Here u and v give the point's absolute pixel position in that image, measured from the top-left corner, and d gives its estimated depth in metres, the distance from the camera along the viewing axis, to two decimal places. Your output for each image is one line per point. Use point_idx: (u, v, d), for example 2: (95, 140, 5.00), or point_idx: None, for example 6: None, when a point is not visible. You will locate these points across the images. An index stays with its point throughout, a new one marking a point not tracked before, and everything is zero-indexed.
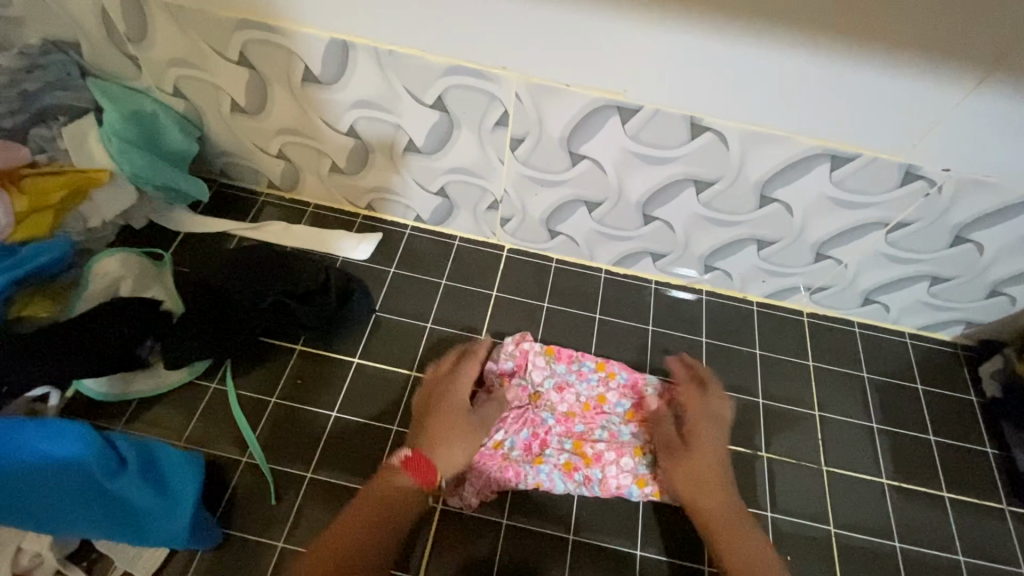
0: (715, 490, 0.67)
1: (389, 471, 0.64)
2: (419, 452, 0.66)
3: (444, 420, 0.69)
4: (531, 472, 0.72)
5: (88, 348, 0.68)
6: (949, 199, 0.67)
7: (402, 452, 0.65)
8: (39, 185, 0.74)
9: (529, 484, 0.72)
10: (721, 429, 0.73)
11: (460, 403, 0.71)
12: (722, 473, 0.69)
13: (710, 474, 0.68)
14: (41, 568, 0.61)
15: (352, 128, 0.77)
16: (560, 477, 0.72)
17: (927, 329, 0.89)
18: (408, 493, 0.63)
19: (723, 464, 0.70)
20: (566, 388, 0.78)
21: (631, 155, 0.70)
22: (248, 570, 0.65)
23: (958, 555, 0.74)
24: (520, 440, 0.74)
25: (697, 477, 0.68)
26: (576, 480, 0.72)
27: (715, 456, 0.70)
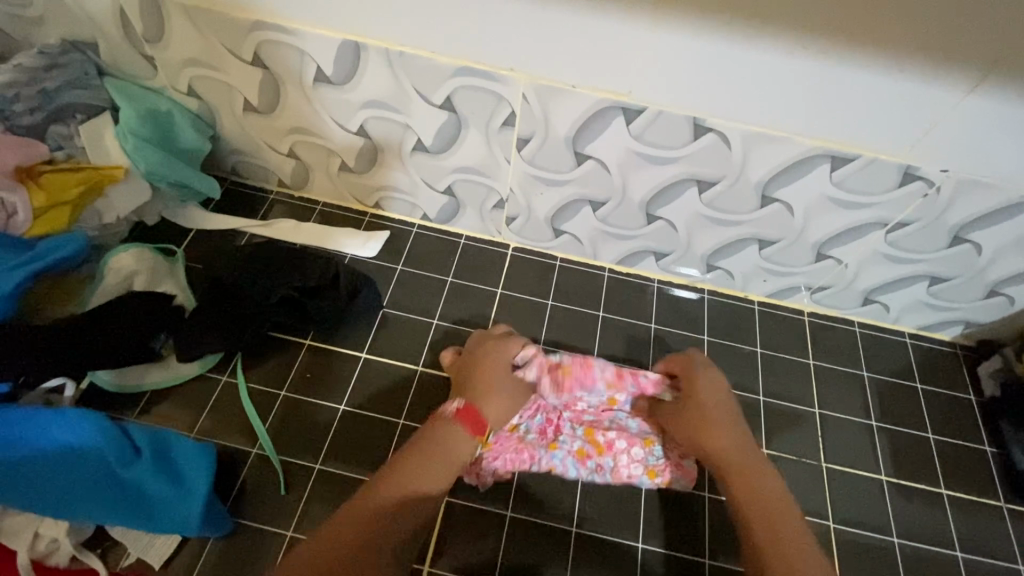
0: (718, 436, 0.66)
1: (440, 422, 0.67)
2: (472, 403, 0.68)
3: (491, 375, 0.71)
4: (545, 457, 0.74)
5: (106, 340, 0.70)
6: (947, 200, 0.68)
7: (455, 403, 0.69)
8: (57, 181, 0.76)
9: (541, 466, 0.74)
10: (720, 378, 0.71)
11: (505, 365, 0.72)
12: (725, 422, 0.67)
13: (707, 420, 0.67)
14: (57, 553, 0.62)
15: (362, 127, 0.79)
16: (573, 463, 0.74)
17: (927, 329, 0.90)
18: (460, 442, 0.66)
19: (724, 413, 0.68)
20: (575, 402, 0.74)
21: (636, 155, 0.71)
22: (258, 558, 0.67)
23: (956, 551, 0.75)
24: (537, 424, 0.74)
25: (694, 428, 0.67)
26: (589, 465, 0.74)
27: (716, 407, 0.68)
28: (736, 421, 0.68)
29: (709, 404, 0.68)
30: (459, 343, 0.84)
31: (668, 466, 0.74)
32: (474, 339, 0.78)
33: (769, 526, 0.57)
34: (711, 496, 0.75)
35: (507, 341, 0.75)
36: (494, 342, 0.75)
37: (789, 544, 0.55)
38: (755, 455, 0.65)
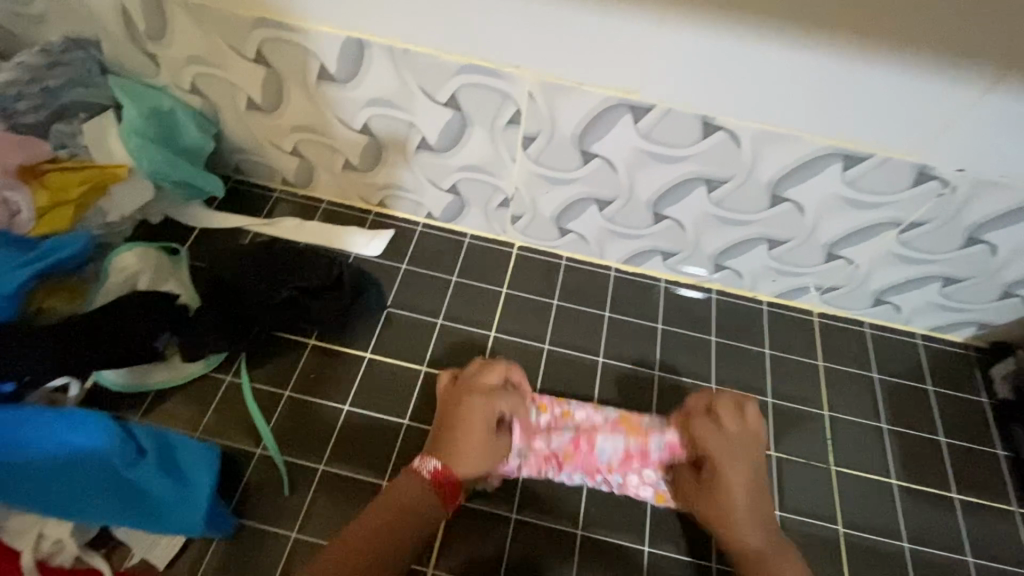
0: (744, 530, 0.63)
1: (414, 480, 0.64)
2: (450, 469, 0.65)
3: (468, 429, 0.67)
4: (555, 475, 0.73)
5: (111, 339, 0.70)
6: (963, 200, 0.67)
7: (433, 463, 0.65)
8: (61, 179, 0.75)
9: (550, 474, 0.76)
10: (753, 460, 0.68)
11: (486, 428, 0.68)
12: (752, 515, 0.64)
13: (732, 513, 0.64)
14: (62, 553, 0.62)
15: (366, 125, 0.78)
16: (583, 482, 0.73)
17: (939, 331, 0.88)
18: (428, 506, 0.63)
19: (751, 502, 0.65)
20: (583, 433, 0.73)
21: (643, 154, 0.70)
22: (261, 560, 0.66)
23: (967, 556, 0.74)
24: (548, 447, 0.73)
25: (721, 521, 0.65)
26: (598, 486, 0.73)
27: (742, 498, 0.65)
28: (762, 510, 0.65)
29: (738, 495, 0.65)
30: (464, 343, 0.83)
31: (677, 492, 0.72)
32: (475, 378, 0.72)
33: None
34: None
35: (498, 398, 0.70)
36: (486, 395, 0.70)
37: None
38: (783, 552, 0.62)
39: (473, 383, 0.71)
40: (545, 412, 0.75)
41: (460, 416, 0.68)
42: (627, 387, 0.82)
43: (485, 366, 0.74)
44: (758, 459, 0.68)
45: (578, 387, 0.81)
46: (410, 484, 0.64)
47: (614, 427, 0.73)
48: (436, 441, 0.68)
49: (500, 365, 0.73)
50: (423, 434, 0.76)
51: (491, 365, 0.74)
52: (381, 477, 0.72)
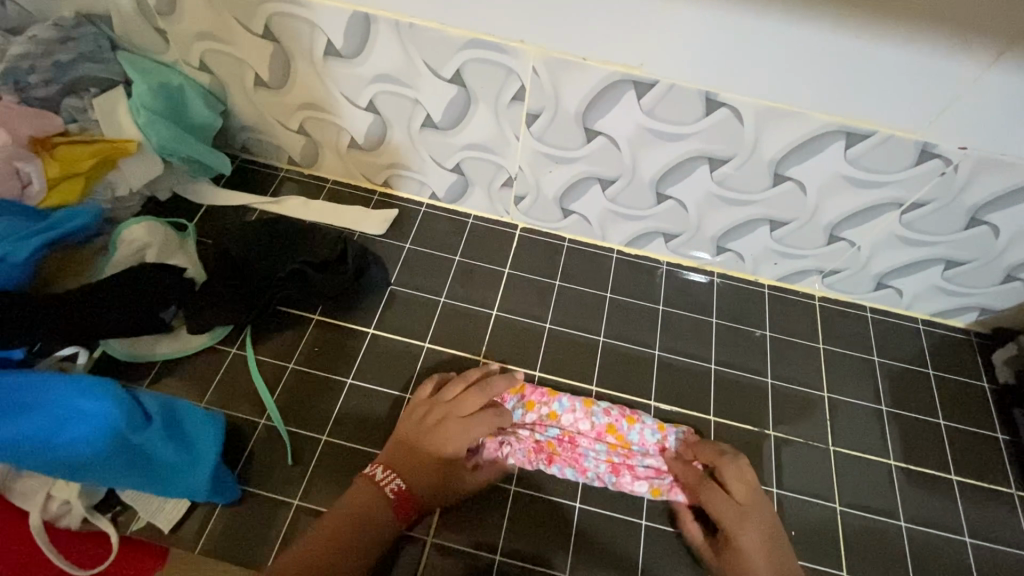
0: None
1: (373, 496, 0.65)
2: (411, 492, 0.66)
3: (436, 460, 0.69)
4: (546, 469, 0.73)
5: (119, 309, 0.72)
6: (965, 179, 0.66)
7: (395, 482, 0.66)
8: (71, 153, 0.77)
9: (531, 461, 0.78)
10: (761, 522, 0.66)
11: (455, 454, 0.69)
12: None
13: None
14: (69, 515, 0.64)
15: (371, 103, 0.78)
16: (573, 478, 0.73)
17: (941, 316, 0.89)
18: (379, 523, 0.63)
19: (766, 566, 0.63)
20: (569, 433, 0.74)
21: (646, 132, 0.71)
22: (265, 526, 0.67)
23: (964, 538, 0.74)
24: (536, 440, 0.73)
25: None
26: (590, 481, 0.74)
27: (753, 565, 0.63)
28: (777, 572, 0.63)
29: (751, 559, 0.64)
30: (466, 321, 0.84)
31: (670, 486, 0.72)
32: (452, 404, 0.72)
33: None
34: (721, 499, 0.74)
35: (474, 428, 0.70)
36: (465, 422, 0.70)
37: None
38: None
39: (451, 406, 0.72)
40: (532, 410, 0.76)
41: (434, 437, 0.69)
42: (627, 366, 0.83)
43: (467, 390, 0.73)
44: (768, 514, 0.67)
45: (578, 365, 0.82)
46: (368, 500, 0.64)
47: (601, 432, 0.75)
48: (400, 456, 0.68)
49: (478, 391, 0.73)
50: None
51: (470, 391, 0.73)
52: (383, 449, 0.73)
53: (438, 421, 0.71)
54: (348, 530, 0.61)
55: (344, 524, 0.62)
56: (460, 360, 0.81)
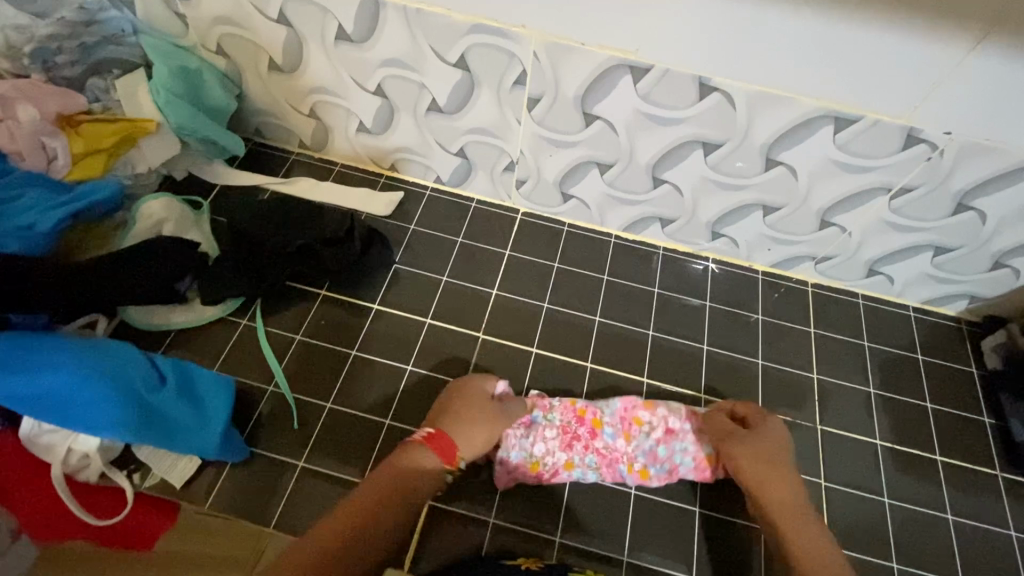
0: (775, 486, 0.65)
1: (410, 446, 0.64)
2: (444, 435, 0.65)
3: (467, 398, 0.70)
4: (572, 406, 0.75)
5: (137, 279, 0.75)
6: (952, 164, 0.68)
7: (426, 431, 0.65)
8: (94, 130, 0.80)
9: (575, 471, 0.73)
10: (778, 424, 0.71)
11: (474, 397, 0.70)
12: (779, 462, 0.67)
13: (767, 465, 0.66)
14: (87, 469, 0.67)
15: (380, 87, 0.82)
16: (609, 419, 0.74)
17: (931, 304, 0.90)
18: (425, 472, 0.62)
19: (782, 454, 0.68)
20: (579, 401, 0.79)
21: (643, 116, 0.73)
22: (272, 486, 0.71)
23: (946, 515, 0.76)
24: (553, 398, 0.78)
25: (752, 469, 0.66)
26: (624, 424, 0.74)
27: (772, 460, 0.67)
28: (792, 470, 0.67)
29: (767, 449, 0.68)
30: (467, 299, 0.88)
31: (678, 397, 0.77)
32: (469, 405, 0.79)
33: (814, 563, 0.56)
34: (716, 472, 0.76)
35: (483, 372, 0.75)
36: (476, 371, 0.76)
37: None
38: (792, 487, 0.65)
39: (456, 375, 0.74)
40: None
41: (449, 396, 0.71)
42: (621, 345, 0.85)
43: None
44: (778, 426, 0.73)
45: (575, 344, 0.85)
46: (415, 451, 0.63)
47: None
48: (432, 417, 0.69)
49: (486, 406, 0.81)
50: (424, 378, 0.80)
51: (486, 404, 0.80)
52: (385, 417, 0.77)
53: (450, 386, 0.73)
54: (396, 480, 0.60)
55: (392, 473, 0.60)
56: (460, 336, 0.84)
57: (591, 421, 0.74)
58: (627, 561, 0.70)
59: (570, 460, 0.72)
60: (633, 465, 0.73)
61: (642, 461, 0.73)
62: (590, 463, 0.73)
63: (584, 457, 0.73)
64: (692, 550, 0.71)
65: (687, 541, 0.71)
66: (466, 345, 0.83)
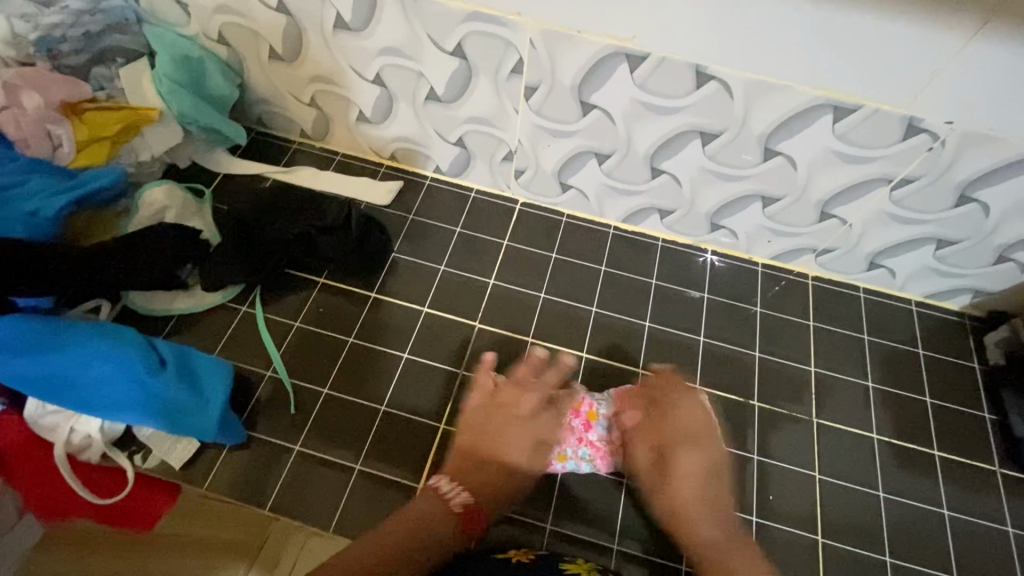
0: (696, 529, 0.65)
1: (438, 507, 0.64)
2: (477, 504, 0.66)
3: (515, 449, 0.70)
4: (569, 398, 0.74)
5: (139, 263, 0.77)
6: (953, 154, 0.67)
7: (461, 496, 0.65)
8: (98, 118, 0.81)
9: (565, 464, 0.72)
10: (693, 450, 0.69)
11: (516, 449, 0.70)
12: (693, 501, 0.66)
13: (681, 517, 0.66)
14: (90, 450, 0.69)
15: (378, 76, 0.82)
16: (603, 411, 0.73)
17: (934, 298, 0.89)
18: (447, 535, 0.63)
19: (693, 491, 0.67)
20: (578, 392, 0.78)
21: (640, 105, 0.73)
22: (268, 469, 0.72)
23: (942, 509, 0.76)
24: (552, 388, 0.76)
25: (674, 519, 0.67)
26: (622, 416, 0.73)
27: (689, 493, 0.67)
28: (713, 496, 0.67)
29: (682, 489, 0.67)
30: (464, 288, 0.88)
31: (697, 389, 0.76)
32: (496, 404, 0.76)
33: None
34: None
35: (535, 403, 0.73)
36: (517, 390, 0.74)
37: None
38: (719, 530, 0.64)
39: (506, 412, 0.72)
40: None
41: (496, 442, 0.70)
42: (617, 335, 0.86)
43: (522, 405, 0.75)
44: (710, 437, 0.70)
45: (570, 333, 0.85)
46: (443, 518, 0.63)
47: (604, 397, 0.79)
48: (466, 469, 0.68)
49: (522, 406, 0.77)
50: (420, 366, 0.81)
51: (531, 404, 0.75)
52: (381, 403, 0.77)
53: (497, 427, 0.71)
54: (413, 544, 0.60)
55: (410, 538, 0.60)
56: (456, 324, 0.85)
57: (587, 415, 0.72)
58: (617, 548, 0.70)
59: (562, 451, 0.71)
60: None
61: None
62: (583, 455, 0.72)
63: (577, 449, 0.71)
64: None
65: None
66: (462, 334, 0.84)
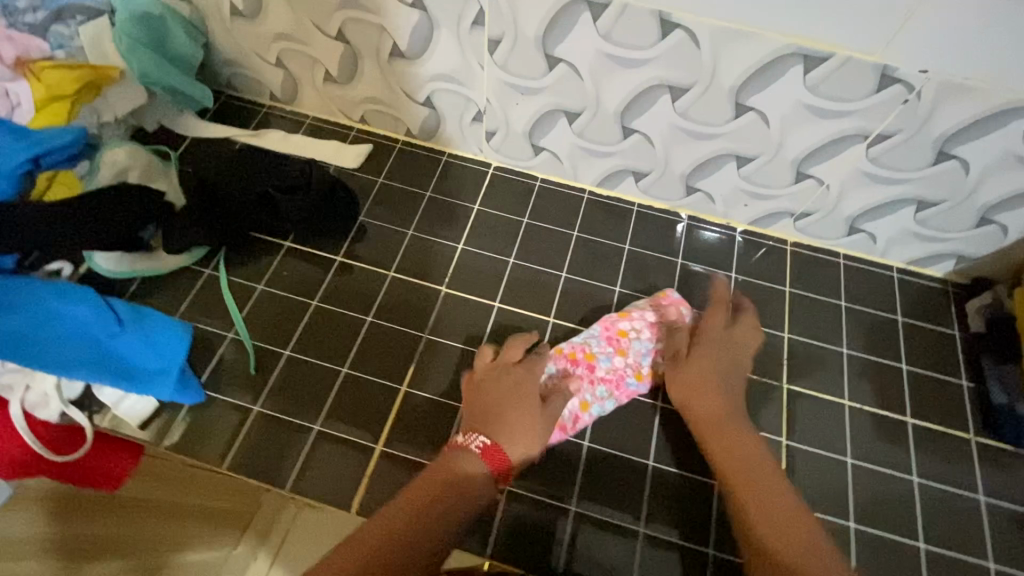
0: (704, 400, 0.67)
1: (460, 455, 0.59)
2: (501, 445, 0.60)
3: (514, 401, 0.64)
4: (564, 355, 0.74)
5: (98, 222, 0.75)
6: (930, 106, 0.64)
7: (479, 439, 0.60)
8: (55, 75, 0.79)
9: (595, 407, 0.73)
10: (725, 347, 0.71)
11: (531, 394, 0.65)
12: (710, 380, 0.68)
13: (693, 387, 0.68)
14: (47, 407, 0.68)
15: (341, 31, 0.80)
16: (596, 348, 0.75)
17: (917, 265, 0.87)
18: (481, 483, 0.58)
19: (715, 373, 0.69)
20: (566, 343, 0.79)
21: (606, 58, 0.70)
22: (226, 428, 0.72)
23: (913, 476, 0.74)
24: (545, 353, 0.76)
25: (683, 390, 0.68)
26: (611, 345, 0.76)
27: (709, 370, 0.69)
28: (725, 380, 0.69)
29: (704, 365, 0.69)
30: (431, 252, 0.86)
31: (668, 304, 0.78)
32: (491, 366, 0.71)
33: (737, 464, 0.61)
34: (676, 422, 0.75)
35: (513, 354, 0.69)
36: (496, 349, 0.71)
37: (768, 488, 0.59)
38: (731, 409, 0.66)
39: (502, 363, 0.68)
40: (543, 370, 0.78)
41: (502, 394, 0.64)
42: (586, 301, 0.84)
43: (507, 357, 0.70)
44: (744, 346, 0.73)
45: (539, 298, 0.84)
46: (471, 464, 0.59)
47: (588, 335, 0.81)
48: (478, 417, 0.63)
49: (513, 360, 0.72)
50: (384, 330, 0.80)
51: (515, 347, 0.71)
52: (343, 365, 0.77)
53: (500, 381, 0.66)
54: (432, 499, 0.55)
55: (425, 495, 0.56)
56: (423, 289, 0.83)
57: (586, 359, 0.74)
58: (575, 509, 0.69)
59: (584, 401, 0.72)
60: (637, 373, 0.75)
61: (641, 364, 0.75)
62: (602, 394, 0.73)
63: (594, 391, 0.73)
64: (642, 501, 0.70)
65: (638, 492, 0.70)
66: (428, 298, 0.83)
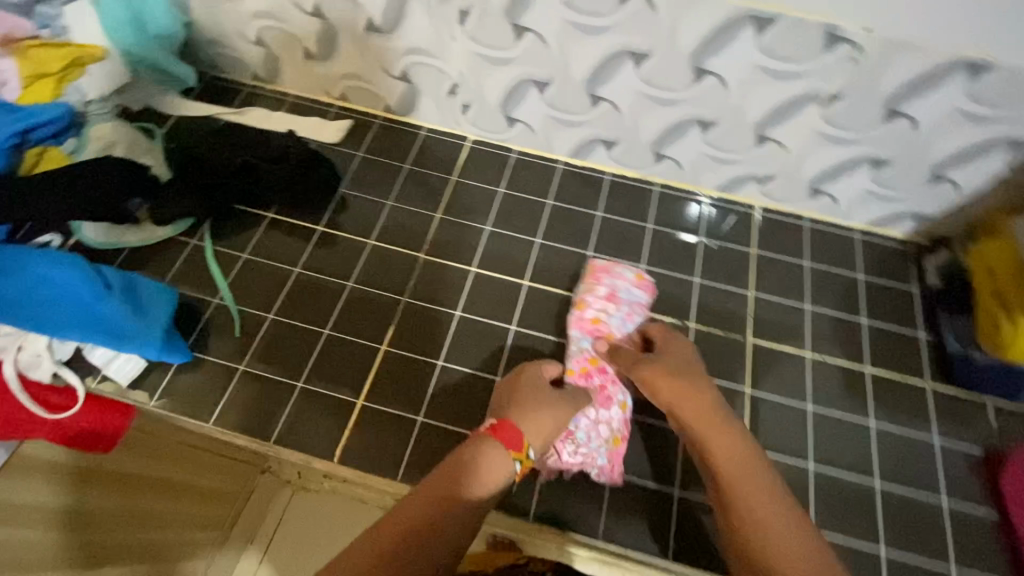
0: (689, 397, 0.64)
1: (474, 443, 0.58)
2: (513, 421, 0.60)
3: (537, 397, 0.64)
4: (579, 375, 0.72)
5: (84, 193, 0.77)
6: (876, 64, 0.69)
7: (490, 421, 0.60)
8: (41, 55, 0.82)
9: (629, 399, 0.73)
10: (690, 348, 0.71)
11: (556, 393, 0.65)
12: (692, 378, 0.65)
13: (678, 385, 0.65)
14: (39, 368, 0.71)
15: (319, 8, 0.84)
16: (593, 349, 0.74)
17: (877, 226, 0.90)
18: (500, 464, 0.57)
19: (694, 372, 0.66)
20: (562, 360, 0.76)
21: (570, 26, 0.74)
22: (211, 388, 0.75)
23: (870, 421, 0.77)
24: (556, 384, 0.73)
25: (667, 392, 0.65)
26: (600, 334, 0.75)
27: (689, 369, 0.67)
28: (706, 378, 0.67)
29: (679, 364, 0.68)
30: (409, 221, 0.89)
31: (604, 272, 0.81)
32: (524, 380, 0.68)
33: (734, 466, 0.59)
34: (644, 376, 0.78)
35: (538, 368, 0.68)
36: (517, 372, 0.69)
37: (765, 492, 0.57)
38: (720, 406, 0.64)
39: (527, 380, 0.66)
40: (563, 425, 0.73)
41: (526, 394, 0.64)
42: (559, 265, 0.87)
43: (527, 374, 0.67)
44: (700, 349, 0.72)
45: (514, 262, 0.87)
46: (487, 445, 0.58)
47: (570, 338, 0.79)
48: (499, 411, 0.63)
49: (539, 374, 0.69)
50: (364, 295, 0.83)
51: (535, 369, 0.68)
52: (325, 327, 0.80)
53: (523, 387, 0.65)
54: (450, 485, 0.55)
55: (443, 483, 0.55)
56: (401, 256, 0.86)
57: (598, 367, 0.72)
58: None
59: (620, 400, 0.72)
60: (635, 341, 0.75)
61: (631, 334, 0.76)
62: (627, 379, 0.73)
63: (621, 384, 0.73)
64: None
65: None
66: (406, 265, 0.86)
